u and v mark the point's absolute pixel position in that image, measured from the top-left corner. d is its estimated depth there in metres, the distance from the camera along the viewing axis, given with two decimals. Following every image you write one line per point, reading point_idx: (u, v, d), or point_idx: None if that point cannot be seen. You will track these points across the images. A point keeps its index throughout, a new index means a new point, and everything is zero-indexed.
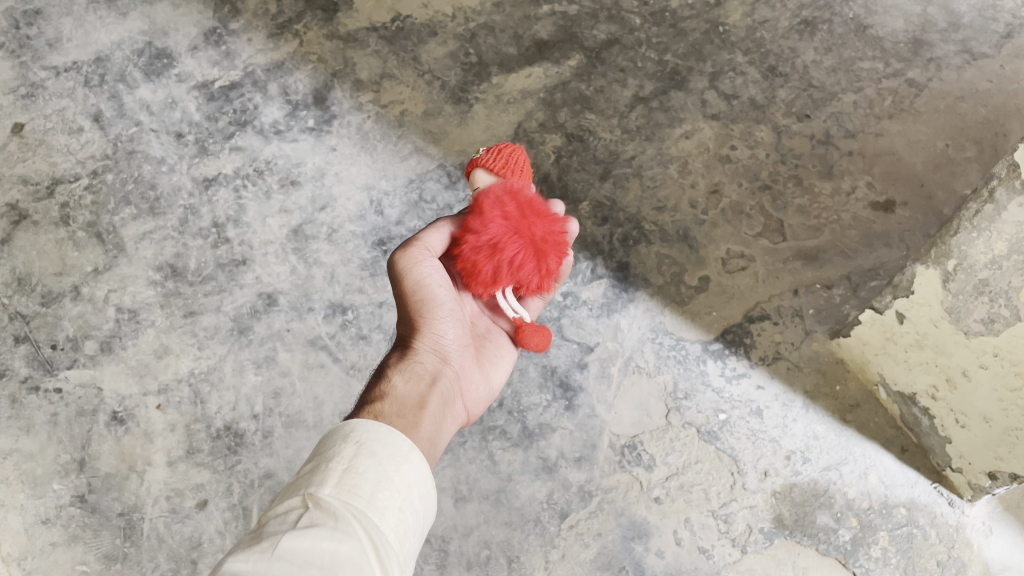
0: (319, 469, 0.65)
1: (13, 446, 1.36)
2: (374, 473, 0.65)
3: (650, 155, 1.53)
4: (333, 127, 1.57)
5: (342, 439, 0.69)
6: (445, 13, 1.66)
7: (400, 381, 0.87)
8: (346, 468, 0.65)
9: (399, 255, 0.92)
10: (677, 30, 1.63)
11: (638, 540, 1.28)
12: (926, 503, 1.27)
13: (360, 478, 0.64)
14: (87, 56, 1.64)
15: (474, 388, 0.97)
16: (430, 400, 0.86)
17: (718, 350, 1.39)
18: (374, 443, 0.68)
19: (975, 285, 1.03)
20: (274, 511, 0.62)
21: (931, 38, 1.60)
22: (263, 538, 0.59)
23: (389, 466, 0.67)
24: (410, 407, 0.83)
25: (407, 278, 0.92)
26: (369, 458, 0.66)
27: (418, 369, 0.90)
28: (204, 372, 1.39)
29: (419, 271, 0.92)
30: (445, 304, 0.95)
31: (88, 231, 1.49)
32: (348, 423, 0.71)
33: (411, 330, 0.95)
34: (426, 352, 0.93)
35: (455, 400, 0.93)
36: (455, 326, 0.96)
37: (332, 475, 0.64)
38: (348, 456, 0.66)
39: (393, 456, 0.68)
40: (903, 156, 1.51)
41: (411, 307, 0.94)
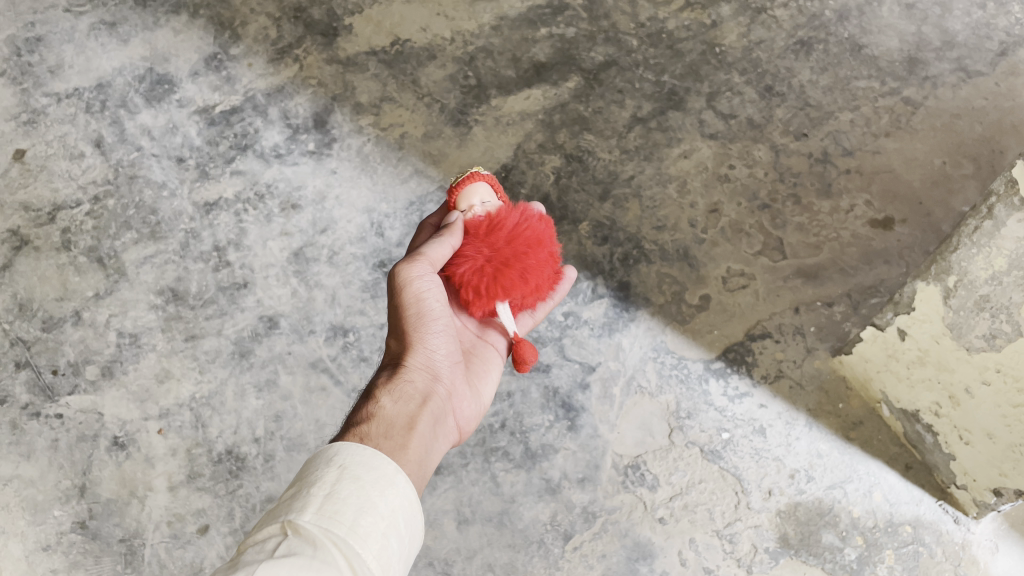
0: (301, 494, 0.64)
1: (13, 473, 1.35)
2: (357, 498, 0.64)
3: (649, 175, 1.53)
4: (333, 150, 1.58)
5: (325, 462, 0.68)
6: (443, 37, 1.67)
7: (389, 401, 0.86)
8: (328, 493, 0.64)
9: (401, 269, 0.93)
10: (674, 51, 1.64)
11: (642, 561, 1.27)
12: (932, 521, 1.26)
13: (343, 503, 0.63)
14: (88, 83, 1.65)
15: (464, 406, 0.96)
16: (419, 421, 0.85)
17: (720, 369, 1.38)
18: (358, 467, 0.68)
19: (976, 301, 1.03)
20: (253, 539, 0.61)
21: (926, 57, 1.62)
22: (239, 567, 0.58)
23: (372, 490, 0.66)
24: (398, 428, 0.82)
25: (405, 292, 0.93)
26: (352, 482, 0.66)
27: (407, 389, 0.88)
28: (205, 397, 1.39)
29: (417, 286, 0.93)
30: (438, 319, 0.95)
31: (89, 256, 1.50)
32: (332, 445, 0.70)
33: (403, 347, 0.94)
34: (417, 370, 0.92)
35: (447, 418, 0.92)
36: (447, 342, 0.95)
37: (313, 500, 0.63)
38: (330, 480, 0.66)
39: (377, 479, 0.67)
40: (900, 174, 1.52)
41: (405, 322, 0.93)
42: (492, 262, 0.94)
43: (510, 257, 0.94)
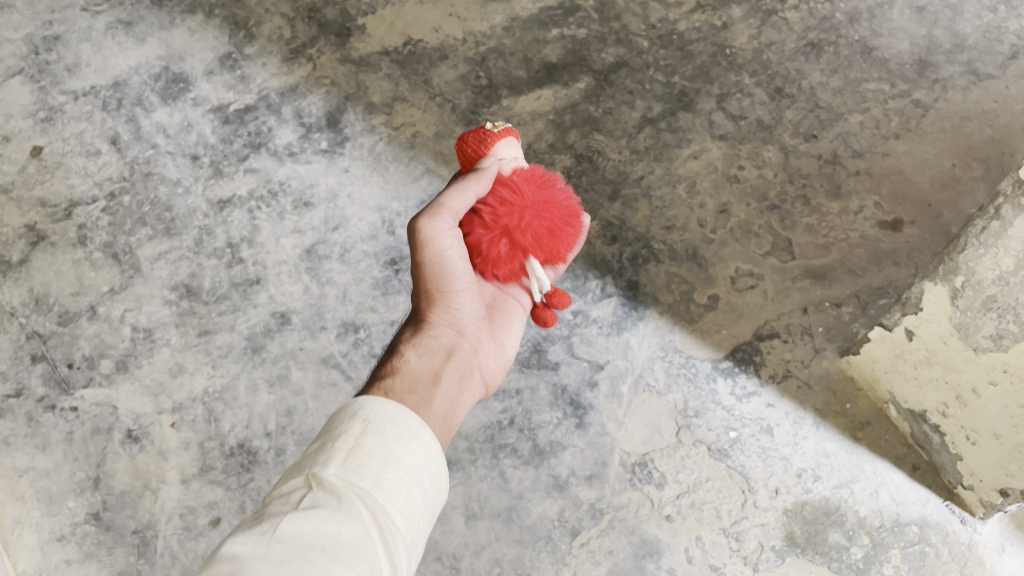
0: (325, 448, 0.66)
1: (29, 464, 1.37)
2: (381, 452, 0.65)
3: (659, 175, 1.54)
4: (345, 149, 1.60)
5: (350, 416, 0.69)
6: (455, 37, 1.69)
7: (412, 358, 0.86)
8: (352, 447, 0.65)
9: (424, 223, 0.89)
10: (685, 53, 1.65)
11: (649, 558, 1.28)
12: (938, 521, 1.27)
13: (367, 457, 0.64)
14: (105, 81, 1.67)
15: (488, 360, 0.96)
16: (444, 376, 0.85)
17: (728, 368, 1.39)
18: (382, 421, 0.69)
19: (984, 300, 1.04)
20: (279, 491, 0.63)
21: (937, 60, 1.62)
22: (265, 519, 0.59)
23: (397, 444, 0.67)
24: (422, 383, 0.83)
25: (426, 249, 0.89)
26: (376, 436, 0.67)
27: (431, 345, 0.89)
28: (217, 391, 1.41)
29: (441, 241, 0.89)
30: (463, 278, 0.93)
31: (105, 252, 1.52)
32: (357, 400, 0.71)
33: (425, 304, 0.93)
34: (441, 326, 0.91)
35: (471, 373, 0.92)
36: (471, 298, 0.94)
37: (338, 454, 0.65)
38: (355, 434, 0.67)
39: (401, 433, 0.68)
40: (910, 176, 1.53)
41: (427, 281, 0.91)
42: (554, 215, 0.96)
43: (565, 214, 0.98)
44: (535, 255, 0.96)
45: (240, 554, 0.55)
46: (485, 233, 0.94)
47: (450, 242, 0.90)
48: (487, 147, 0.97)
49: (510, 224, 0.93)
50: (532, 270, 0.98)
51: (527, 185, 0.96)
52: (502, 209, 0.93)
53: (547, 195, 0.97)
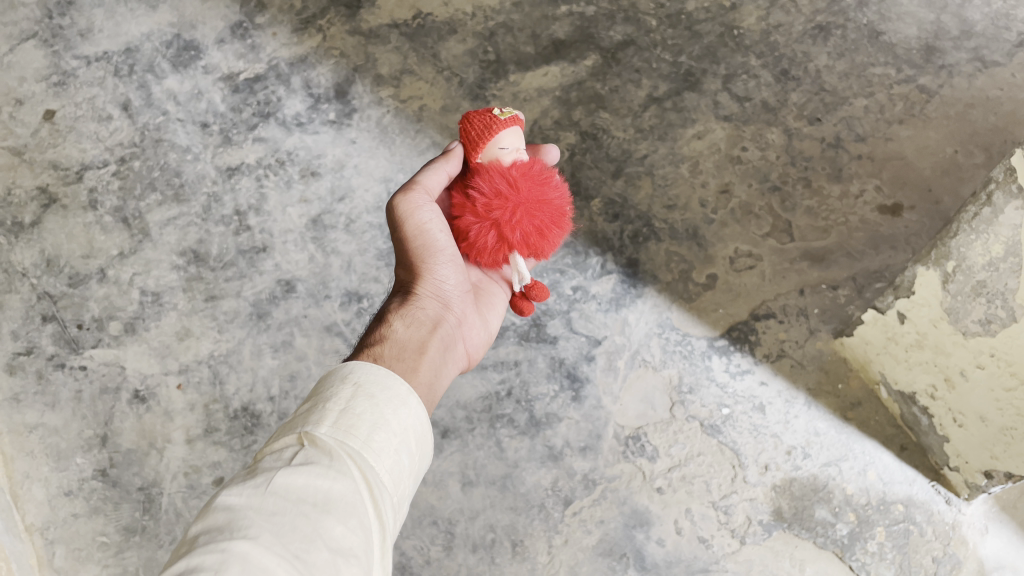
0: (317, 409, 0.69)
1: (39, 420, 1.41)
2: (371, 415, 0.69)
3: (662, 154, 1.56)
4: (353, 120, 1.62)
5: (340, 379, 0.72)
6: (464, 12, 1.69)
7: (400, 326, 0.91)
8: (343, 409, 0.68)
9: (401, 199, 0.95)
10: (692, 33, 1.66)
11: (639, 528, 1.32)
12: (923, 500, 1.30)
13: (357, 419, 0.68)
14: (117, 47, 1.69)
15: (473, 333, 1.01)
16: (429, 346, 0.89)
17: (723, 346, 1.42)
18: (373, 385, 0.72)
19: (973, 285, 1.05)
20: (271, 448, 0.66)
21: (944, 46, 1.63)
22: (258, 473, 0.62)
23: (386, 408, 0.70)
24: (409, 351, 0.87)
25: (407, 223, 0.95)
26: (366, 400, 0.70)
27: (418, 315, 0.93)
28: (223, 355, 1.44)
29: (420, 215, 0.95)
30: (445, 251, 0.97)
31: (115, 216, 1.54)
32: (346, 365, 0.74)
33: (412, 276, 0.98)
34: (427, 298, 0.96)
35: (455, 344, 0.96)
36: (456, 273, 0.98)
37: (329, 415, 0.68)
38: (346, 397, 0.70)
39: (391, 398, 0.71)
40: (911, 161, 1.54)
41: (412, 254, 0.96)
42: (546, 211, 0.95)
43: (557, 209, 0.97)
44: (522, 250, 0.95)
45: (237, 505, 0.58)
46: (475, 221, 0.94)
47: (429, 217, 0.96)
48: (489, 133, 0.94)
49: (500, 218, 0.92)
50: (515, 263, 0.99)
51: (525, 178, 0.94)
52: (493, 201, 0.92)
53: (542, 189, 0.95)
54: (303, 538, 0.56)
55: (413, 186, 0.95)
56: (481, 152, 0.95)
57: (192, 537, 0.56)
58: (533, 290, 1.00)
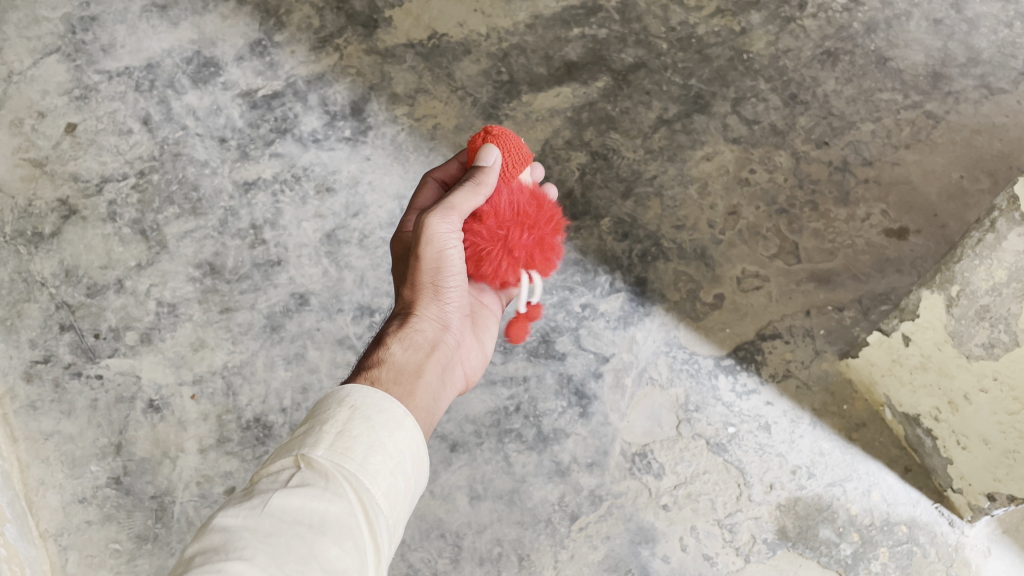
0: (313, 432, 0.70)
1: (55, 428, 1.43)
2: (367, 437, 0.70)
3: (671, 175, 1.58)
4: (368, 138, 1.65)
5: (338, 401, 0.73)
6: (479, 33, 1.73)
7: (398, 349, 0.91)
8: (340, 431, 0.69)
9: (427, 220, 0.92)
10: (703, 56, 1.69)
11: (645, 544, 1.33)
12: (927, 522, 1.31)
13: (354, 442, 0.69)
14: (138, 62, 1.73)
15: (468, 356, 1.03)
16: (427, 370, 0.91)
17: (730, 365, 1.43)
18: (370, 407, 0.73)
19: (977, 310, 1.07)
20: (268, 470, 0.68)
21: (951, 73, 1.65)
22: (255, 494, 0.64)
23: (383, 431, 0.71)
24: (407, 375, 0.88)
25: (427, 244, 0.93)
26: (363, 422, 0.71)
27: (417, 338, 0.94)
28: (237, 366, 1.46)
29: (442, 237, 0.93)
30: (456, 276, 0.96)
31: (134, 228, 1.57)
32: (344, 387, 0.75)
33: (415, 297, 0.97)
34: (427, 321, 0.96)
35: (451, 367, 0.98)
36: (460, 296, 0.98)
37: (326, 436, 0.69)
38: (342, 419, 0.71)
39: (387, 421, 0.72)
40: (917, 186, 1.56)
41: (420, 274, 0.96)
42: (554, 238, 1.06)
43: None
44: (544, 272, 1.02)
45: (233, 526, 0.60)
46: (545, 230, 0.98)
47: (450, 240, 0.94)
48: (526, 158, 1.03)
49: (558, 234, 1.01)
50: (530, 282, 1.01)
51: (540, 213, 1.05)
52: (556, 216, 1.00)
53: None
54: (298, 559, 0.59)
55: (448, 205, 0.92)
56: (523, 169, 1.00)
57: (189, 557, 0.59)
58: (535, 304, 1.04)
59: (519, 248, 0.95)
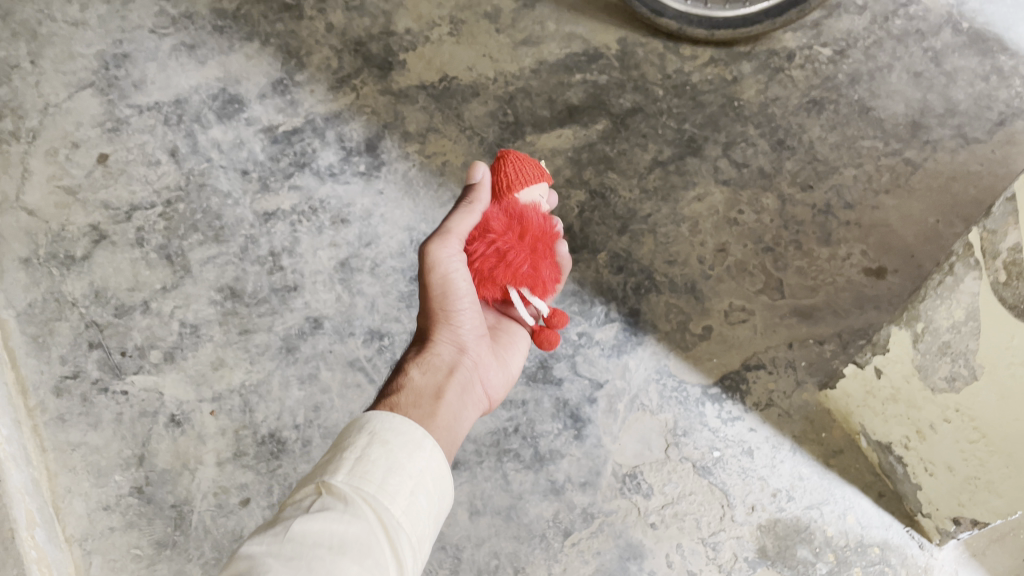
0: (336, 460, 0.80)
1: (82, 439, 1.53)
2: (385, 460, 0.80)
3: (665, 214, 1.69)
4: (381, 172, 1.75)
5: (358, 429, 0.84)
6: (487, 76, 1.84)
7: (416, 373, 1.04)
8: (359, 457, 0.80)
9: (430, 249, 1.04)
10: (696, 102, 1.81)
11: (633, 560, 1.43)
12: (898, 544, 1.40)
13: (372, 465, 0.79)
14: (167, 98, 1.84)
15: (489, 375, 1.14)
16: (445, 390, 1.02)
17: (716, 394, 1.53)
18: (387, 433, 0.83)
19: (940, 346, 1.17)
20: (293, 498, 0.76)
21: (929, 122, 1.77)
22: (280, 521, 0.72)
23: (399, 452, 0.81)
24: (426, 395, 1.00)
25: (432, 272, 1.05)
26: (380, 448, 0.81)
27: (434, 362, 1.06)
28: (253, 384, 1.56)
29: (447, 263, 1.04)
30: (466, 300, 1.08)
31: (160, 253, 1.68)
32: (363, 417, 0.86)
33: (432, 326, 1.11)
34: (443, 345, 1.09)
35: (472, 385, 1.09)
36: (471, 319, 1.11)
37: (346, 463, 0.79)
38: (362, 445, 0.81)
39: (404, 444, 0.82)
40: (896, 229, 1.67)
41: (433, 304, 1.09)
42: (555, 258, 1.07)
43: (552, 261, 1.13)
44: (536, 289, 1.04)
45: (258, 551, 0.68)
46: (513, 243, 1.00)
47: (455, 265, 1.05)
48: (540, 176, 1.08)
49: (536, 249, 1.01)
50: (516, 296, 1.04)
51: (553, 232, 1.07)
52: (540, 233, 1.03)
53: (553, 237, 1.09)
54: None
55: (444, 232, 1.04)
56: (527, 187, 1.06)
57: None
58: (552, 317, 1.08)
59: (480, 260, 1.01)
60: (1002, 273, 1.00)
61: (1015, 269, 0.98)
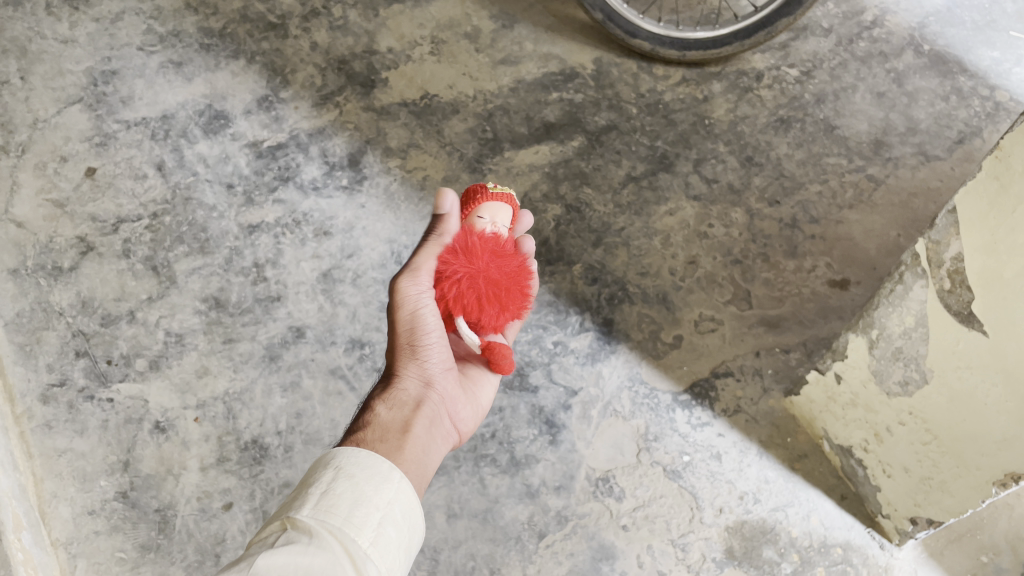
0: (301, 496, 0.80)
1: (68, 445, 1.56)
2: (351, 493, 0.80)
3: (638, 227, 1.75)
4: (363, 186, 1.81)
5: (324, 466, 0.84)
6: (467, 95, 1.92)
7: (384, 410, 1.04)
8: (324, 491, 0.80)
9: (401, 285, 1.09)
10: (668, 120, 1.88)
11: (605, 561, 1.46)
12: (860, 545, 1.45)
13: (338, 498, 0.79)
14: (155, 114, 1.90)
15: (458, 411, 1.14)
16: (413, 423, 1.02)
17: (686, 401, 1.58)
18: (353, 467, 0.84)
19: (893, 351, 1.22)
20: (259, 536, 0.76)
21: (891, 140, 1.85)
22: (246, 557, 0.72)
23: (366, 485, 0.82)
24: (393, 431, 0.99)
25: (402, 308, 1.09)
26: (346, 481, 0.81)
27: (401, 397, 1.07)
28: (237, 392, 1.60)
29: (415, 300, 1.09)
30: (432, 332, 1.11)
31: (146, 264, 1.72)
32: (330, 454, 0.86)
33: (398, 361, 1.11)
34: (411, 379, 1.09)
35: (441, 419, 1.09)
36: (438, 352, 1.12)
37: (312, 498, 0.79)
38: (327, 480, 0.82)
39: (370, 477, 0.83)
40: (859, 243, 1.74)
41: (401, 338, 1.11)
42: (485, 282, 1.07)
43: (515, 279, 1.11)
44: (460, 310, 1.09)
45: None
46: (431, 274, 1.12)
47: (424, 301, 1.10)
48: (474, 204, 1.14)
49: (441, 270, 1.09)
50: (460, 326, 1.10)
51: (484, 250, 1.09)
52: (453, 258, 1.08)
53: (495, 260, 1.09)
54: None
55: (414, 269, 1.10)
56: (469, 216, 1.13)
57: None
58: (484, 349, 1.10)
59: None
60: (947, 281, 1.07)
61: (958, 277, 1.04)
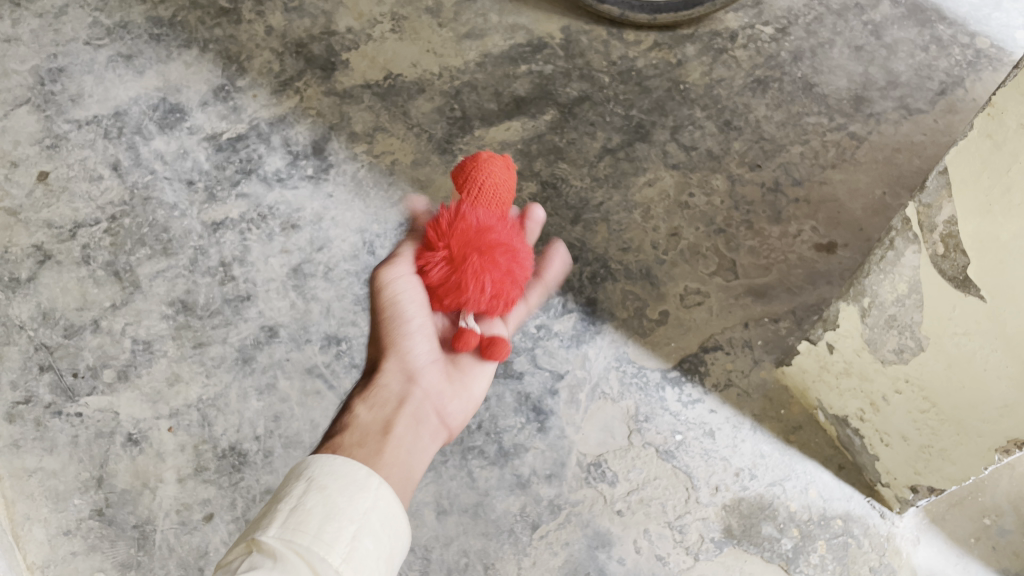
0: (270, 511, 0.75)
1: (38, 464, 1.49)
2: (322, 507, 0.75)
3: (616, 201, 1.69)
4: (330, 175, 1.74)
5: (297, 477, 0.79)
6: (432, 72, 1.84)
7: (363, 410, 0.98)
8: (293, 507, 0.75)
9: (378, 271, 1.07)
10: (642, 88, 1.81)
11: (601, 548, 1.42)
12: (860, 515, 1.42)
13: (307, 515, 0.74)
14: (107, 110, 1.81)
15: (450, 405, 1.07)
16: (395, 423, 0.96)
17: (676, 377, 1.54)
18: (327, 477, 0.78)
19: (887, 319, 1.17)
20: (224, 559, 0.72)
21: (872, 95, 1.79)
22: None
23: (339, 496, 0.76)
24: (372, 434, 0.94)
25: (383, 293, 1.05)
26: (318, 493, 0.76)
27: (382, 396, 1.01)
28: (211, 398, 1.54)
29: (394, 285, 1.05)
30: (413, 321, 1.06)
31: (107, 270, 1.64)
32: (304, 461, 0.81)
33: (382, 356, 1.05)
34: (395, 374, 1.03)
35: (427, 417, 1.02)
36: (424, 342, 1.07)
37: (280, 515, 0.74)
38: (298, 493, 0.76)
39: (345, 487, 0.78)
40: (844, 203, 1.69)
41: (385, 330, 1.05)
42: None
43: None
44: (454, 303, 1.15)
45: None
46: None
47: (405, 287, 1.05)
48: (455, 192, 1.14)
49: None
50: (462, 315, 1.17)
51: None
52: None
53: None
54: None
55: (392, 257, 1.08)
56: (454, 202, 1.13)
57: None
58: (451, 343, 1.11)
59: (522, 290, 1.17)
60: (940, 246, 1.01)
61: (952, 241, 0.99)
